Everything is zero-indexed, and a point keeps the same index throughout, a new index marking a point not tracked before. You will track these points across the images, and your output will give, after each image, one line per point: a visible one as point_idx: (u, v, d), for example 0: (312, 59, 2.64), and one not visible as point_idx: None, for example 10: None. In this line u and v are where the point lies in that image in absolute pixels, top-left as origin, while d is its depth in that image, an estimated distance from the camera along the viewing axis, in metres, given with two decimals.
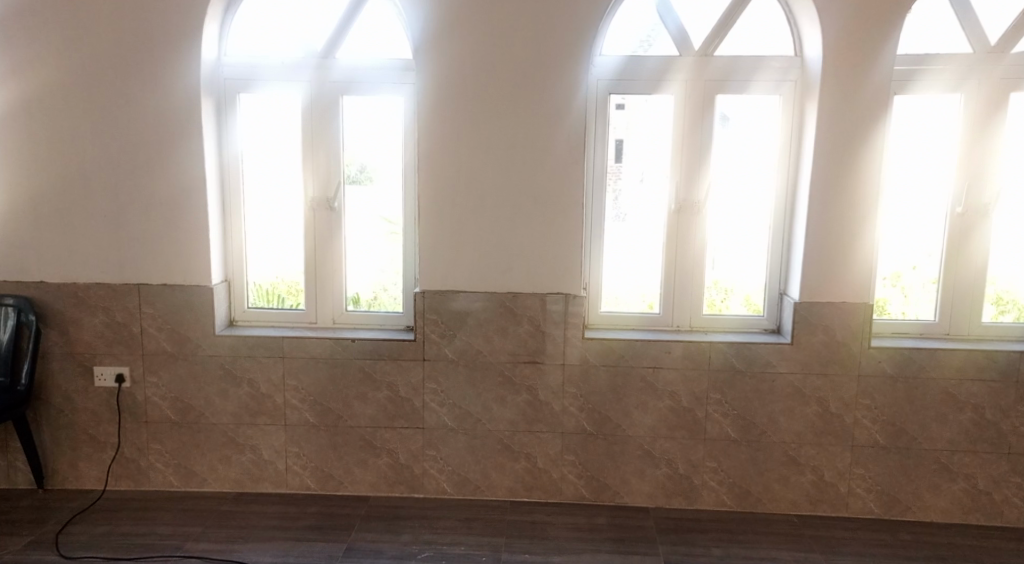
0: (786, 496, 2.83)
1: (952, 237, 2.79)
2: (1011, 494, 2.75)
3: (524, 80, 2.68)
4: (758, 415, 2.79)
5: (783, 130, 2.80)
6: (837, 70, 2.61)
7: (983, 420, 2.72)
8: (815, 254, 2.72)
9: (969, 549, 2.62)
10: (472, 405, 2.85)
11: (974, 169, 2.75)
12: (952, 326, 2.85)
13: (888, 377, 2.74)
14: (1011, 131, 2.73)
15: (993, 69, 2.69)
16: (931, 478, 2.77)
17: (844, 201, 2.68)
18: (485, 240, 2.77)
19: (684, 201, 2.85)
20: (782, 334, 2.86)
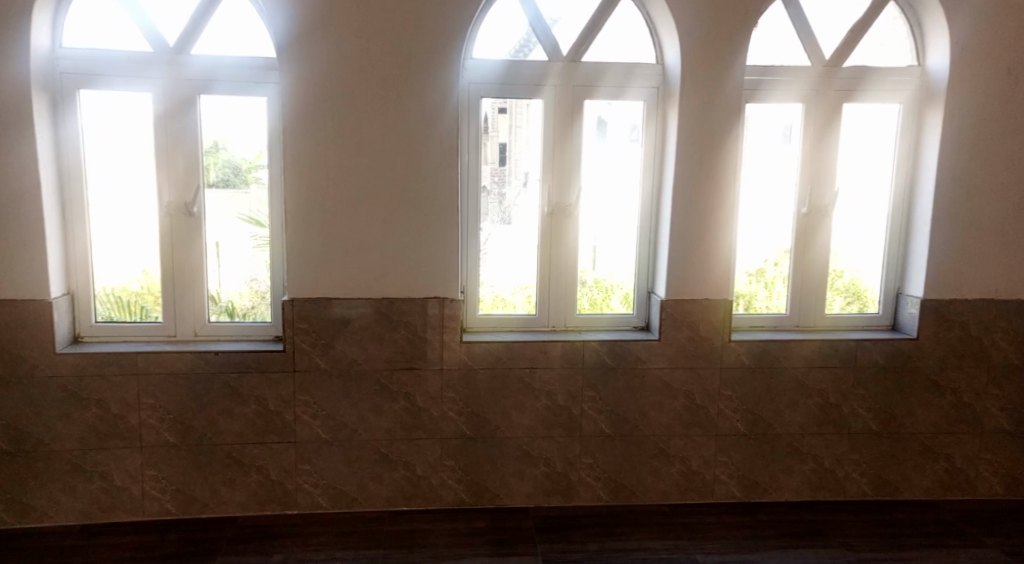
0: (657, 487, 2.95)
1: (801, 235, 3.02)
2: (853, 470, 3.00)
3: (393, 81, 2.63)
4: (630, 410, 2.89)
5: (647, 135, 2.91)
6: (694, 78, 2.75)
7: (828, 404, 2.96)
8: (679, 253, 2.85)
9: (818, 524, 2.84)
10: (347, 415, 2.77)
11: (817, 173, 2.99)
12: (804, 317, 3.08)
13: (747, 368, 2.91)
14: (846, 139, 2.99)
15: (829, 81, 2.93)
16: (785, 460, 2.98)
17: (703, 203, 2.83)
18: (358, 245, 2.70)
19: (557, 205, 2.91)
20: (650, 331, 2.98)
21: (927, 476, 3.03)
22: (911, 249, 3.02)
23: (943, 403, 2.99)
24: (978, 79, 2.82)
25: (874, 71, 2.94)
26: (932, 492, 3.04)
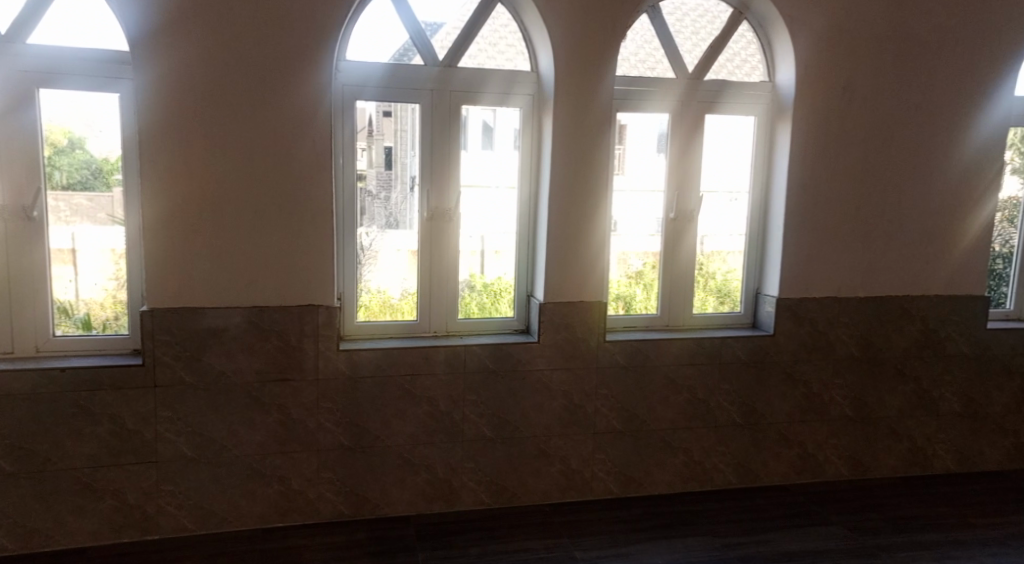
0: (538, 487, 2.99)
1: (669, 239, 3.17)
2: (719, 460, 3.18)
3: (261, 80, 2.52)
4: (510, 413, 2.92)
5: (523, 141, 2.96)
6: (567, 86, 2.82)
7: (696, 399, 3.12)
8: (556, 257, 2.91)
9: (688, 513, 2.98)
10: (215, 431, 2.63)
11: (683, 179, 3.15)
12: (674, 317, 3.23)
13: (621, 367, 3.01)
14: (709, 148, 3.17)
15: (692, 93, 3.09)
16: (658, 454, 3.11)
17: (578, 207, 2.90)
18: (226, 251, 2.57)
19: (436, 209, 2.90)
20: (529, 334, 3.02)
21: (784, 463, 3.26)
22: (767, 251, 3.24)
23: (797, 394, 3.22)
24: (820, 95, 3.07)
25: (731, 85, 3.13)
26: (788, 477, 3.27)
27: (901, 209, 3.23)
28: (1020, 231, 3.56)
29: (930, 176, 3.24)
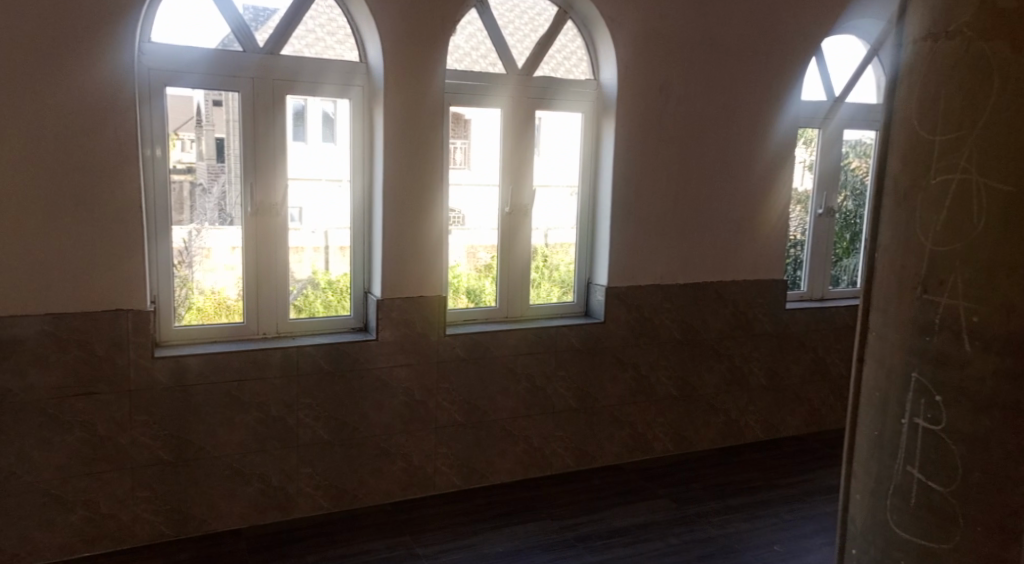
0: (379, 486, 2.94)
1: (504, 233, 3.22)
2: (558, 445, 3.30)
3: (49, 61, 2.25)
4: (349, 413, 2.83)
5: (354, 134, 2.87)
6: (397, 78, 2.77)
7: (535, 388, 3.20)
8: (392, 252, 2.86)
9: (529, 499, 3.05)
10: (3, 457, 2.33)
11: (517, 174, 3.20)
12: (511, 309, 3.30)
13: (461, 360, 3.02)
14: (540, 144, 3.25)
15: (523, 89, 3.16)
16: (499, 444, 3.16)
17: (413, 202, 2.87)
18: (12, 252, 2.28)
19: (261, 204, 2.74)
20: (367, 331, 2.95)
21: (617, 443, 3.43)
22: (597, 242, 3.40)
23: (627, 377, 3.41)
24: (639, 94, 3.25)
25: (559, 82, 3.23)
26: (621, 457, 3.46)
27: (713, 202, 3.51)
28: (811, 220, 4.00)
29: (736, 171, 3.54)
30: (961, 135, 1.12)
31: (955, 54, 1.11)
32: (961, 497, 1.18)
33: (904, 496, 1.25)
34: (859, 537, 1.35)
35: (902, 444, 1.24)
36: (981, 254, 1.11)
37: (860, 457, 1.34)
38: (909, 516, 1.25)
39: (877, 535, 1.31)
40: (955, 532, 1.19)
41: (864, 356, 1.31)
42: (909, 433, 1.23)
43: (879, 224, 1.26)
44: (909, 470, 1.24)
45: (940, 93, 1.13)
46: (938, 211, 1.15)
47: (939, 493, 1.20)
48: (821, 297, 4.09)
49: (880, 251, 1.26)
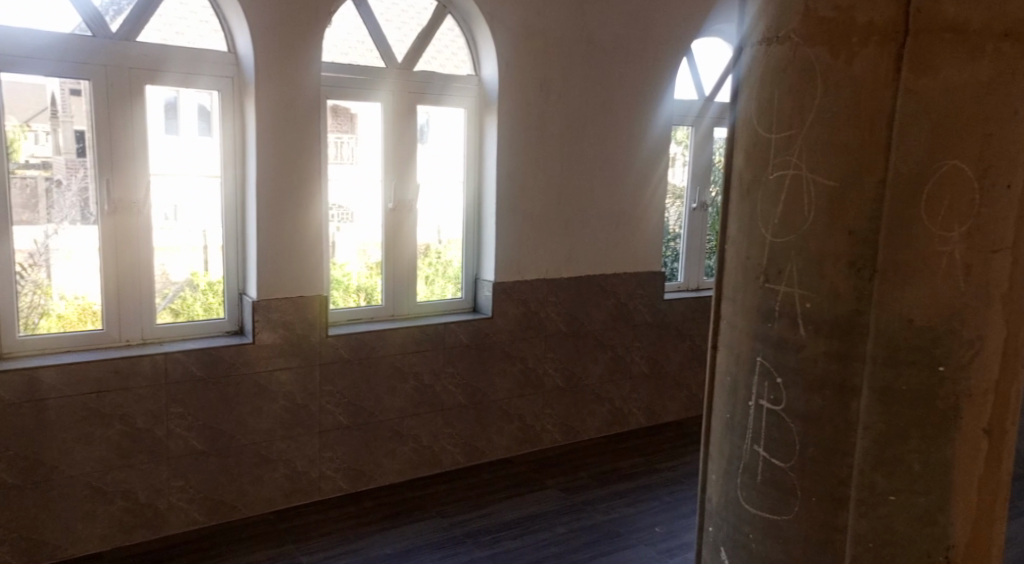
0: (260, 495, 2.82)
1: (388, 230, 3.15)
2: (447, 442, 3.28)
3: None
4: (225, 421, 2.69)
5: (223, 127, 2.72)
6: (269, 70, 2.65)
7: (422, 386, 3.17)
8: (268, 251, 2.74)
9: (418, 498, 3.02)
10: None
11: (400, 170, 3.14)
12: (397, 307, 3.24)
13: (345, 360, 2.94)
14: (421, 139, 3.20)
15: (403, 84, 3.10)
16: (387, 445, 3.11)
17: (290, 197, 2.76)
18: None
19: (119, 202, 2.54)
20: (243, 334, 2.81)
21: (506, 437, 3.46)
22: (483, 238, 3.40)
23: (515, 371, 3.44)
24: (520, 90, 3.28)
25: (439, 76, 3.20)
26: (510, 450, 3.49)
27: (594, 197, 3.60)
28: (685, 213, 4.19)
29: (615, 167, 3.65)
30: (792, 132, 1.19)
31: (786, 57, 1.18)
32: (799, 472, 1.26)
33: (751, 474, 1.34)
34: (714, 516, 1.44)
35: (749, 426, 1.33)
36: (810, 245, 1.19)
37: (715, 439, 1.43)
38: (755, 492, 1.34)
39: (732, 512, 1.39)
40: (794, 505, 1.28)
41: (718, 343, 1.40)
42: (756, 414, 1.31)
43: (729, 217, 1.34)
44: (756, 450, 1.33)
45: (774, 92, 1.21)
46: (774, 204, 1.23)
47: (781, 470, 1.29)
48: (697, 287, 4.30)
49: (730, 244, 1.35)
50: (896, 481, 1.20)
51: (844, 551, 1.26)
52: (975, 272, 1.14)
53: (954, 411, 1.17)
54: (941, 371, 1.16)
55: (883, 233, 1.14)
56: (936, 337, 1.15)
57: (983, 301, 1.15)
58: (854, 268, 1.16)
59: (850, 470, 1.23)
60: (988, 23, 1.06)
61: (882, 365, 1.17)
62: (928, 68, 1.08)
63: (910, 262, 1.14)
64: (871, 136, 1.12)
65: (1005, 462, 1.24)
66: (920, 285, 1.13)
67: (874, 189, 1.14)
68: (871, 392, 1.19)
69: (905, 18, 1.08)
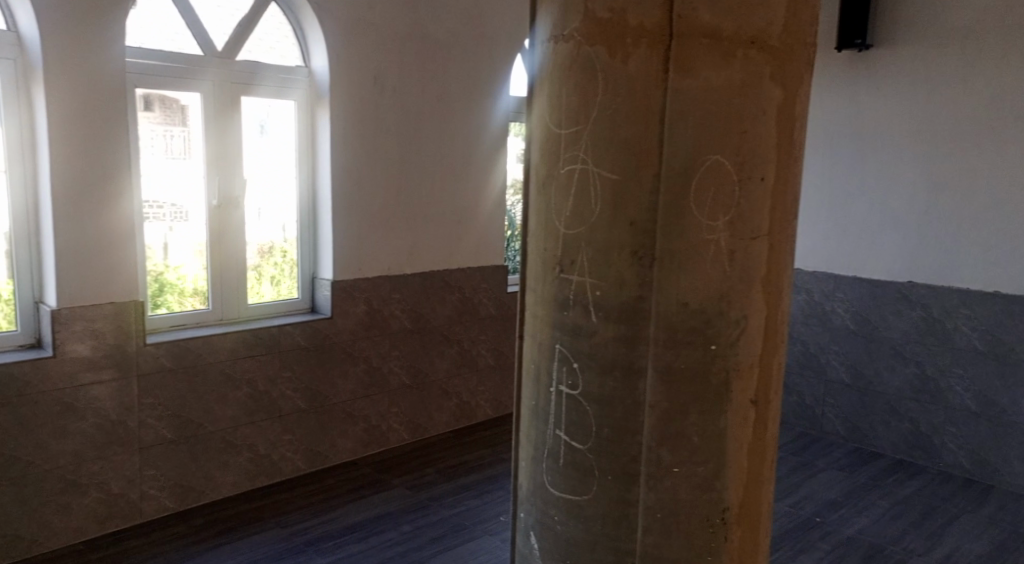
0: (69, 524, 2.55)
1: (213, 229, 2.95)
2: (286, 449, 3.14)
3: None
4: (22, 446, 2.41)
5: (9, 116, 2.42)
6: (60, 53, 2.39)
7: (257, 392, 3.01)
8: (70, 254, 2.48)
9: (255, 511, 2.87)
10: None
11: (225, 164, 2.95)
12: (226, 311, 3.04)
13: (167, 370, 2.73)
14: (248, 132, 3.03)
15: (224, 73, 2.91)
16: (218, 457, 2.93)
17: (94, 194, 2.51)
18: None
19: None
20: (42, 348, 2.52)
21: (351, 439, 3.38)
22: (319, 235, 3.29)
23: (358, 371, 3.36)
24: (352, 83, 3.20)
25: (265, 67, 3.04)
26: (355, 452, 3.40)
27: (432, 193, 3.59)
28: None
29: (453, 162, 3.66)
30: (578, 128, 1.26)
31: (570, 56, 1.25)
32: (596, 453, 1.32)
33: (555, 458, 1.39)
34: (526, 501, 1.49)
35: (551, 411, 1.38)
36: (598, 235, 1.26)
37: (524, 427, 1.48)
38: (558, 475, 1.39)
39: (540, 496, 1.44)
40: (592, 485, 1.34)
41: (525, 333, 1.45)
42: (556, 399, 1.37)
43: (530, 210, 1.39)
44: (558, 434, 1.38)
45: (562, 89, 1.27)
46: (566, 196, 1.29)
47: (580, 452, 1.34)
48: None
49: (530, 236, 1.40)
50: (679, 454, 1.27)
51: (637, 525, 1.31)
52: (737, 258, 1.22)
53: (725, 386, 1.26)
54: (713, 350, 1.24)
55: (659, 223, 1.21)
56: (707, 319, 1.23)
57: (745, 285, 1.24)
58: (636, 257, 1.23)
59: (640, 447, 1.29)
60: (737, 30, 1.14)
61: (662, 347, 1.24)
62: (689, 69, 1.15)
63: (683, 250, 1.20)
64: (645, 131, 1.20)
65: (770, 428, 1.34)
66: (692, 271, 1.21)
67: (650, 181, 1.21)
68: (654, 372, 1.25)
69: (669, 23, 1.16)
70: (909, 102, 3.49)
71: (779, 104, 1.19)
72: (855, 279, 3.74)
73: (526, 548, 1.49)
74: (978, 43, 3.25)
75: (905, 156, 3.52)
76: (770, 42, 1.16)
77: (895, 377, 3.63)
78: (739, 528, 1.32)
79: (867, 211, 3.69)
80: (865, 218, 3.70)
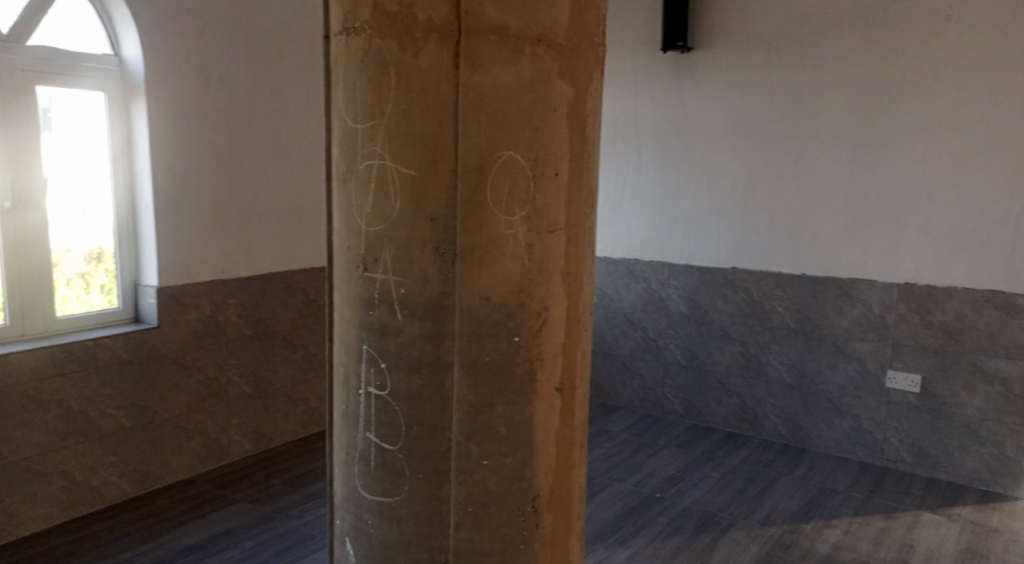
0: None
1: (10, 235, 2.64)
2: (108, 473, 2.88)
3: None
4: None
5: None
6: None
7: (70, 413, 2.73)
8: None
9: (70, 544, 2.61)
10: None
11: (19, 162, 2.64)
12: (29, 325, 2.73)
13: None
14: (48, 127, 2.73)
15: (14, 60, 2.60)
16: (23, 489, 2.63)
17: None
18: None
19: None
20: None
21: (186, 456, 3.15)
22: (141, 238, 3.03)
23: (191, 383, 3.13)
24: (172, 73, 2.96)
25: (67, 55, 2.75)
26: (191, 469, 3.18)
27: (268, 191, 3.41)
28: None
29: (290, 158, 3.50)
30: (374, 123, 1.25)
31: (363, 48, 1.24)
32: (406, 452, 1.32)
33: (366, 461, 1.37)
34: (341, 507, 1.45)
35: (360, 413, 1.37)
36: (399, 232, 1.26)
37: (335, 432, 1.45)
38: (370, 478, 1.37)
39: (352, 502, 1.42)
40: (403, 484, 1.34)
41: (334, 335, 1.42)
42: (364, 401, 1.35)
43: (332, 207, 1.37)
44: (368, 437, 1.36)
45: (355, 84, 1.26)
46: (365, 193, 1.28)
47: (391, 453, 1.34)
48: None
49: (334, 235, 1.37)
50: (487, 447, 1.30)
51: (450, 521, 1.33)
52: (536, 251, 1.27)
53: (530, 375, 1.30)
54: (516, 342, 1.28)
55: (458, 220, 1.23)
56: (509, 311, 1.27)
57: (545, 277, 1.29)
58: (438, 253, 1.25)
59: (449, 443, 1.31)
60: (523, 27, 1.19)
61: (467, 342, 1.26)
62: (479, 65, 1.18)
63: (482, 245, 1.24)
64: (440, 126, 1.21)
65: (576, 413, 1.40)
66: (491, 265, 1.24)
67: (448, 177, 1.22)
68: (460, 367, 1.27)
69: (457, 19, 1.18)
70: (725, 101, 3.79)
71: (569, 101, 1.25)
72: (686, 266, 4.01)
73: (342, 556, 1.46)
74: (779, 49, 3.59)
75: (723, 151, 3.82)
76: (556, 40, 1.21)
77: (723, 356, 3.93)
78: (550, 512, 1.38)
79: (694, 204, 3.97)
80: (693, 210, 3.97)
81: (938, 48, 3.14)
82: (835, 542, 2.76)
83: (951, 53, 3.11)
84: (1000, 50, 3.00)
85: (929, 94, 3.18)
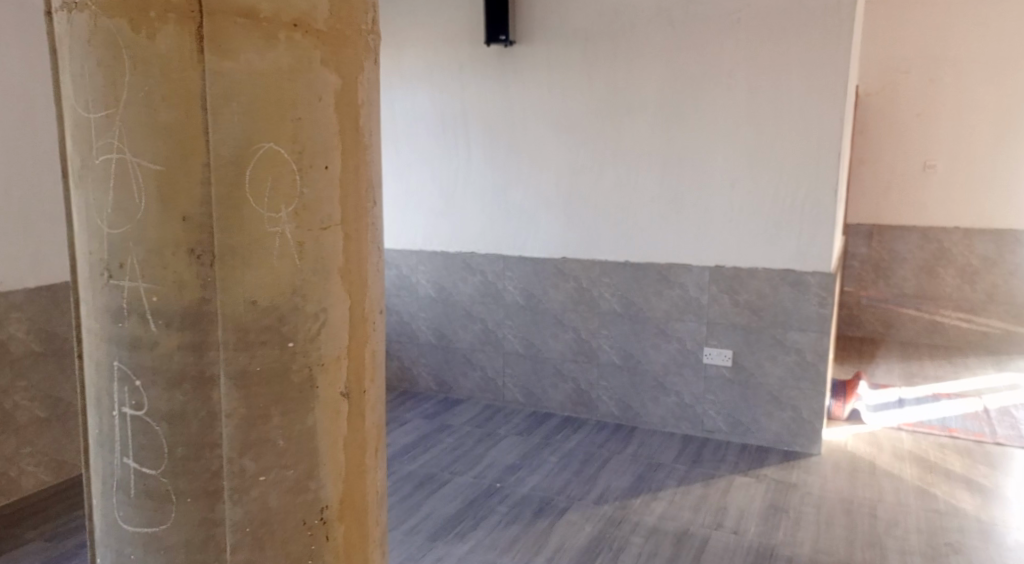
0: None
1: None
2: None
3: None
4: None
5: None
6: None
7: None
8: None
9: None
10: None
11: None
12: None
13: None
14: None
15: None
16: None
17: None
18: None
19: None
20: None
21: None
22: None
23: None
24: None
25: None
26: None
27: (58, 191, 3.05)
28: None
29: None
30: (110, 112, 1.14)
31: (90, 27, 1.12)
32: (171, 475, 1.22)
33: (126, 490, 1.26)
34: (102, 543, 1.32)
35: (117, 437, 1.24)
36: (147, 234, 1.15)
37: (90, 459, 1.31)
38: (131, 508, 1.26)
39: (114, 536, 1.29)
40: (170, 511, 1.23)
41: (82, 351, 1.28)
42: (120, 422, 1.23)
43: (71, 207, 1.23)
44: (126, 463, 1.25)
45: (85, 68, 1.14)
46: (106, 190, 1.16)
47: (153, 478, 1.23)
48: None
49: (75, 238, 1.23)
50: (264, 461, 1.24)
51: (225, 545, 1.24)
52: (308, 250, 1.23)
53: (309, 382, 1.27)
54: (291, 348, 1.24)
55: (216, 218, 1.15)
56: (281, 315, 1.22)
57: (320, 278, 1.25)
58: (194, 255, 1.16)
59: (220, 461, 1.22)
60: (276, 12, 1.13)
61: (234, 350, 1.19)
62: (227, 50, 1.11)
63: (245, 245, 1.17)
64: (186, 115, 1.12)
65: (368, 418, 1.40)
66: (256, 266, 1.18)
67: (201, 171, 1.14)
68: (227, 379, 1.20)
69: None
70: (547, 96, 3.90)
71: (335, 92, 1.22)
72: (519, 259, 4.09)
73: None
74: (594, 46, 3.75)
75: (547, 145, 3.94)
76: (315, 26, 1.17)
77: (557, 343, 4.06)
78: (342, 521, 1.37)
79: (523, 196, 4.05)
80: (522, 202, 4.05)
81: (728, 48, 3.43)
82: (661, 513, 2.94)
83: (742, 54, 3.41)
84: (782, 50, 3.32)
85: (726, 90, 3.46)
